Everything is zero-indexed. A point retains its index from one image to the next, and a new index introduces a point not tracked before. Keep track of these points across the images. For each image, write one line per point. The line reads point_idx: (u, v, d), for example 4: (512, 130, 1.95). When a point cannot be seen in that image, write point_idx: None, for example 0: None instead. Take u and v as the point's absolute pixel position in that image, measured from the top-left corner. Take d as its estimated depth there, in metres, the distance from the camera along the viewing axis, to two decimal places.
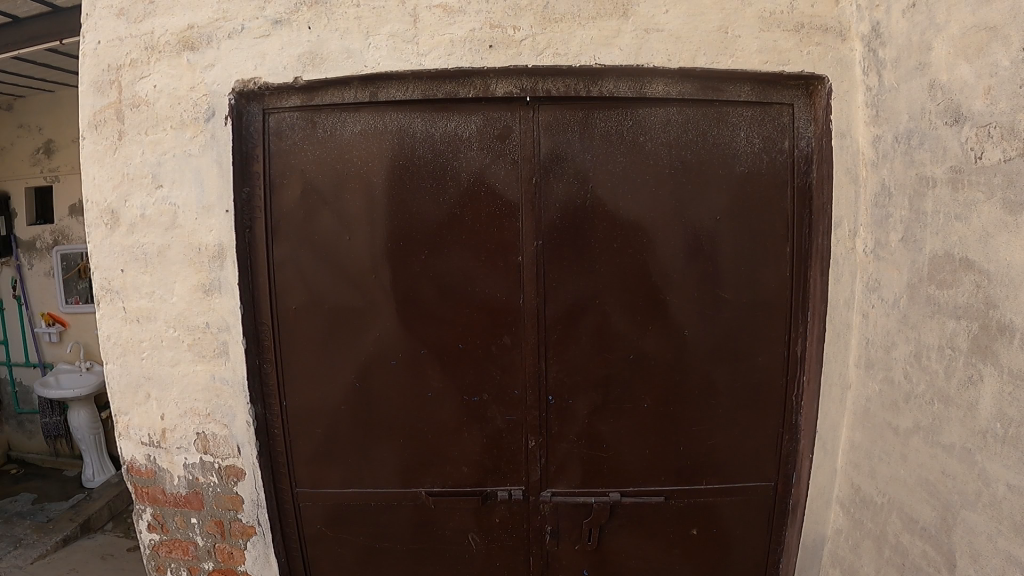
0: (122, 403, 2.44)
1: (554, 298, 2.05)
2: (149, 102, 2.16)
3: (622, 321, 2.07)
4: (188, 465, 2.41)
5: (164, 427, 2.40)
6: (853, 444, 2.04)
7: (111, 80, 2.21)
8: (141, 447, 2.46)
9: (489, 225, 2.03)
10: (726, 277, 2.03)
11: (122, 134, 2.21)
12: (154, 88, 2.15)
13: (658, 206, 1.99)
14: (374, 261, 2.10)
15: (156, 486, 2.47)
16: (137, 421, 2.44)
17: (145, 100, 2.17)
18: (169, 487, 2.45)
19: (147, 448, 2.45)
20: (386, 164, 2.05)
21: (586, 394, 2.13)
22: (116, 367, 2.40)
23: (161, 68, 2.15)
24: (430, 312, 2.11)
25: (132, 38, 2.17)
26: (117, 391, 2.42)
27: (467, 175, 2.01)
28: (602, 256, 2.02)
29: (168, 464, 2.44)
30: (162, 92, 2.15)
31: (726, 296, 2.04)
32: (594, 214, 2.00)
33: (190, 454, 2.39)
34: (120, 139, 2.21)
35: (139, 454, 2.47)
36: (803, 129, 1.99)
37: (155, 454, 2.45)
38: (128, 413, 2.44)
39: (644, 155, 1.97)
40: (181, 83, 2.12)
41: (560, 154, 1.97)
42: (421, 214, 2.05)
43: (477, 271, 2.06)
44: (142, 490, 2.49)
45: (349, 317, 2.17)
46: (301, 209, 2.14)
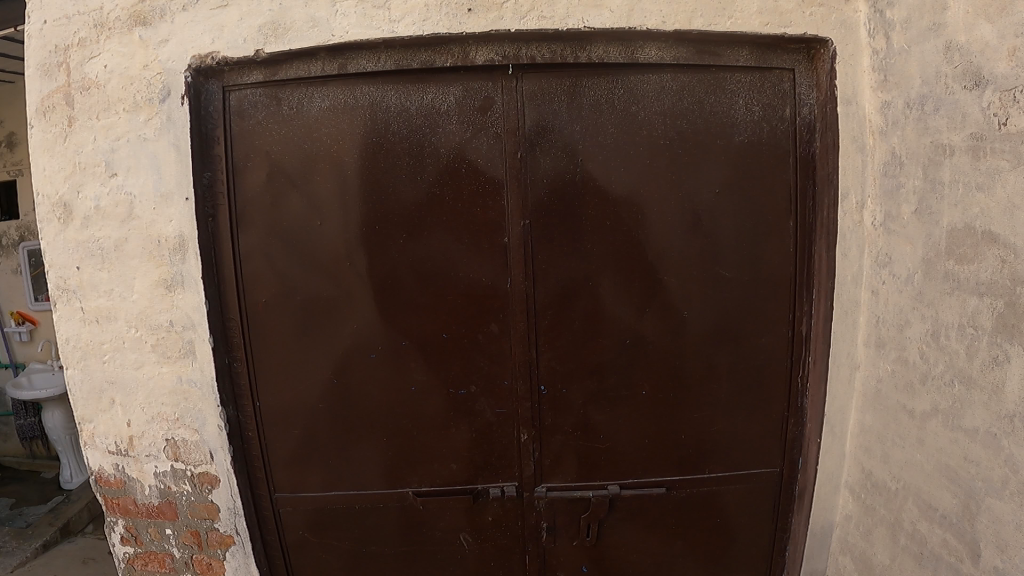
0: (85, 410, 2.27)
1: (544, 282, 1.88)
2: (100, 84, 1.98)
3: (618, 304, 1.89)
4: (159, 474, 2.25)
5: (131, 435, 2.24)
6: (862, 427, 1.93)
7: (59, 62, 2.01)
8: (108, 456, 2.29)
9: (471, 206, 1.86)
10: (727, 255, 1.88)
11: (72, 119, 2.02)
12: (105, 68, 1.97)
13: (653, 181, 1.82)
14: (349, 248, 1.94)
15: (126, 497, 2.31)
16: (102, 429, 2.27)
17: (96, 82, 1.98)
18: (140, 497, 2.29)
19: (114, 458, 2.28)
20: (358, 142, 1.88)
21: (581, 384, 1.96)
22: (77, 372, 2.22)
23: (111, 46, 1.95)
24: (410, 301, 1.94)
25: (77, 15, 1.98)
26: (79, 398, 2.24)
27: (446, 151, 1.84)
28: (593, 235, 1.85)
29: (138, 473, 2.27)
30: (113, 73, 1.96)
31: (728, 276, 1.88)
32: (585, 191, 1.83)
33: (160, 462, 2.23)
34: (70, 125, 2.02)
35: (106, 464, 2.30)
36: (804, 96, 1.85)
37: (124, 463, 2.28)
38: (92, 421, 2.27)
39: (638, 125, 1.80)
40: (133, 61, 1.94)
41: (546, 126, 1.81)
42: (398, 196, 1.89)
43: (460, 256, 1.89)
44: (113, 501, 2.33)
45: (323, 309, 2.00)
46: (268, 193, 1.97)
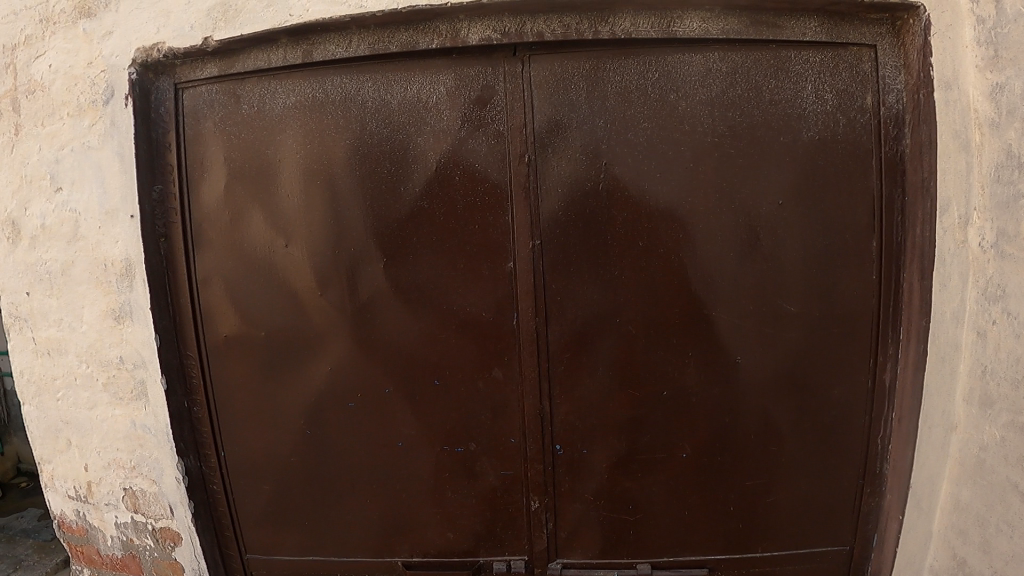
0: (43, 451, 1.98)
1: (562, 322, 1.45)
2: (45, 86, 1.68)
3: (652, 346, 1.46)
4: (119, 525, 1.94)
5: (88, 480, 1.94)
6: (957, 504, 1.48)
7: (5, 62, 1.71)
8: (68, 501, 2.00)
9: (468, 223, 1.43)
10: (792, 284, 1.47)
11: (18, 126, 1.72)
12: (50, 69, 1.67)
13: (700, 188, 1.39)
14: (317, 276, 1.55)
15: (89, 546, 2.02)
16: (61, 472, 1.98)
17: (41, 85, 1.68)
18: (103, 548, 2.00)
19: (74, 503, 1.99)
20: (329, 147, 1.49)
21: (605, 445, 1.54)
22: (32, 410, 1.94)
23: (56, 43, 1.65)
24: (392, 343, 1.53)
25: (23, 8, 1.68)
26: (37, 437, 1.96)
27: (435, 155, 1.42)
28: (622, 262, 1.41)
29: (99, 522, 1.98)
30: (59, 73, 1.66)
31: (793, 310, 1.48)
32: (612, 203, 1.39)
33: (120, 512, 1.93)
34: (16, 133, 1.73)
35: (67, 509, 2.01)
36: (889, 79, 1.44)
37: (84, 510, 1.99)
38: (51, 462, 1.98)
39: (678, 119, 1.36)
40: (77, 58, 1.63)
41: (561, 120, 1.36)
42: (376, 214, 1.48)
43: (453, 285, 1.46)
44: (77, 549, 2.05)
45: (290, 349, 1.63)
46: (227, 209, 1.61)
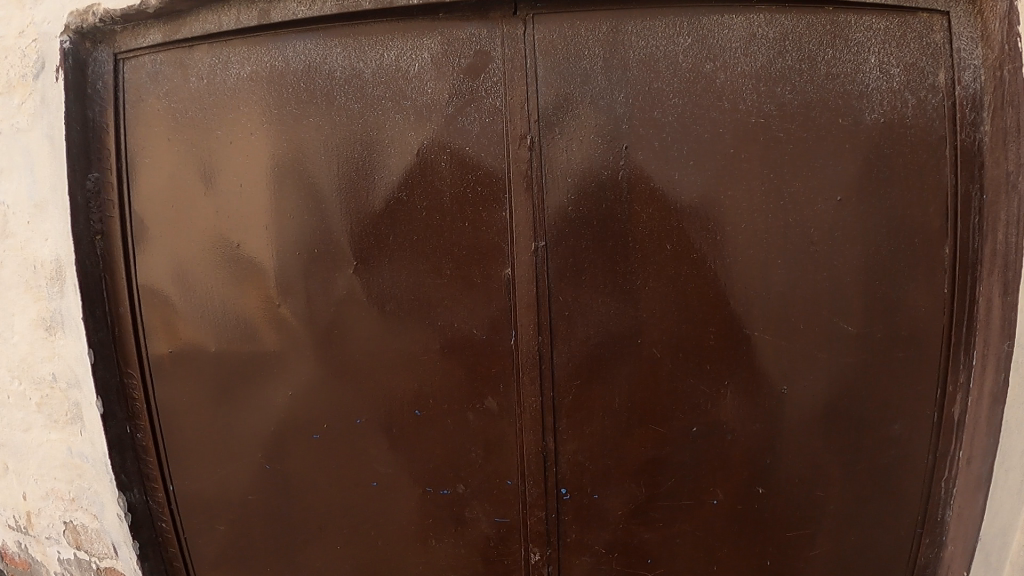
0: None
1: (573, 344, 1.15)
2: None
3: (681, 373, 1.19)
4: (64, 561, 1.68)
5: (28, 510, 1.68)
6: None
7: None
8: (9, 531, 1.74)
9: (458, 220, 1.13)
10: (850, 297, 1.22)
11: None
12: None
13: (743, 179, 1.11)
14: (274, 284, 1.25)
15: None
16: None
17: None
18: None
19: (15, 534, 1.73)
20: (287, 126, 1.20)
21: (620, 489, 1.28)
22: None
23: None
24: (367, 365, 1.23)
25: None
26: None
27: (417, 136, 1.12)
28: (647, 271, 1.13)
29: (42, 556, 1.71)
30: None
31: (850, 329, 1.24)
32: (634, 197, 1.10)
33: (63, 547, 1.66)
34: None
35: (9, 539, 1.75)
36: (963, 54, 1.18)
37: (26, 542, 1.72)
38: None
39: (717, 95, 1.09)
40: (7, 26, 1.37)
41: (573, 95, 1.08)
42: (345, 209, 1.18)
43: (438, 296, 1.16)
44: None
45: (241, 373, 1.34)
46: (171, 201, 1.32)
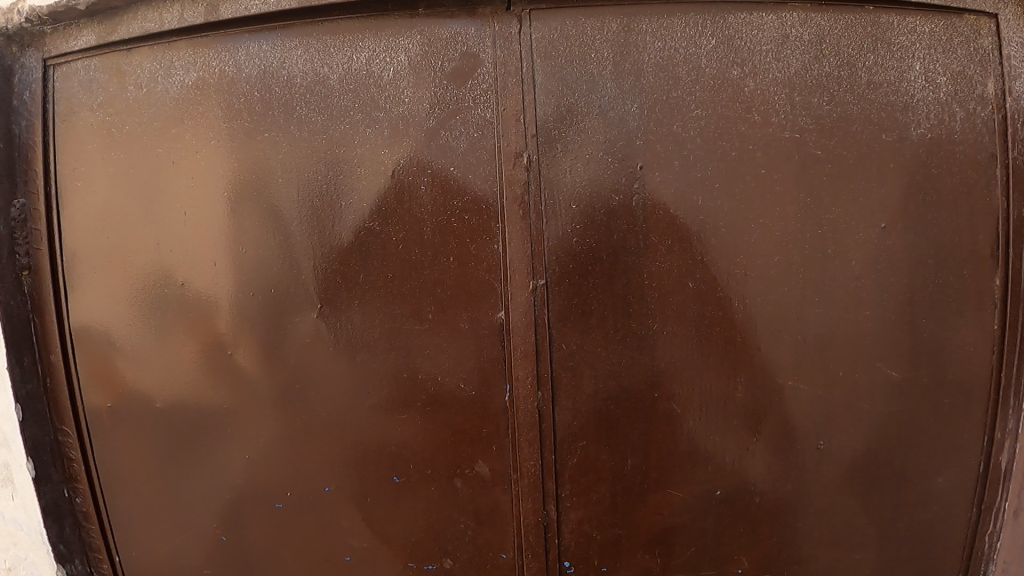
0: None
1: (578, 398, 0.97)
2: None
3: (704, 432, 1.01)
4: None
5: None
6: None
7: None
8: None
9: (441, 254, 0.95)
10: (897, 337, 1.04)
11: None
12: None
13: (774, 203, 0.94)
14: (225, 329, 1.05)
15: None
16: None
17: None
18: None
19: None
20: (237, 142, 1.01)
21: (633, 565, 1.08)
22: None
23: None
24: (334, 424, 1.03)
25: None
26: None
27: (393, 154, 0.95)
28: (665, 314, 0.95)
29: None
30: None
31: (893, 376, 1.06)
32: (649, 226, 0.93)
33: None
34: None
35: None
36: (1015, 61, 1.00)
37: None
38: None
39: (745, 106, 0.92)
40: None
41: (576, 105, 0.91)
42: (306, 240, 0.99)
43: (417, 342, 0.98)
44: None
45: (189, 434, 1.12)
46: (104, 231, 1.12)
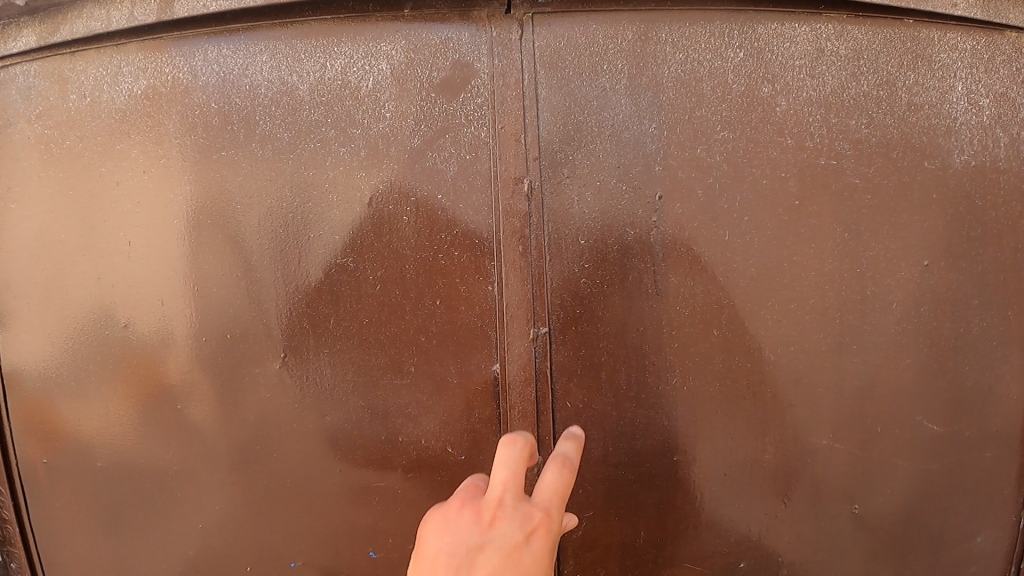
0: None
1: (584, 463, 0.84)
2: None
3: (729, 505, 0.86)
4: None
5: None
6: None
7: None
8: None
9: (425, 296, 0.82)
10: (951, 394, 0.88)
11: None
12: None
13: (810, 240, 0.82)
14: (176, 378, 0.90)
15: None
16: None
17: None
18: None
19: None
20: (191, 162, 0.87)
21: None
22: None
23: None
24: (301, 490, 0.88)
25: None
26: None
27: (372, 177, 0.81)
28: (687, 366, 0.82)
29: None
30: None
31: (948, 439, 0.89)
32: (668, 265, 0.80)
33: None
34: None
35: None
36: None
37: None
38: None
39: (777, 127, 0.81)
40: None
41: (586, 125, 0.79)
42: (268, 276, 0.85)
43: (397, 397, 0.84)
44: None
45: (136, 501, 0.96)
46: (33, 263, 0.94)
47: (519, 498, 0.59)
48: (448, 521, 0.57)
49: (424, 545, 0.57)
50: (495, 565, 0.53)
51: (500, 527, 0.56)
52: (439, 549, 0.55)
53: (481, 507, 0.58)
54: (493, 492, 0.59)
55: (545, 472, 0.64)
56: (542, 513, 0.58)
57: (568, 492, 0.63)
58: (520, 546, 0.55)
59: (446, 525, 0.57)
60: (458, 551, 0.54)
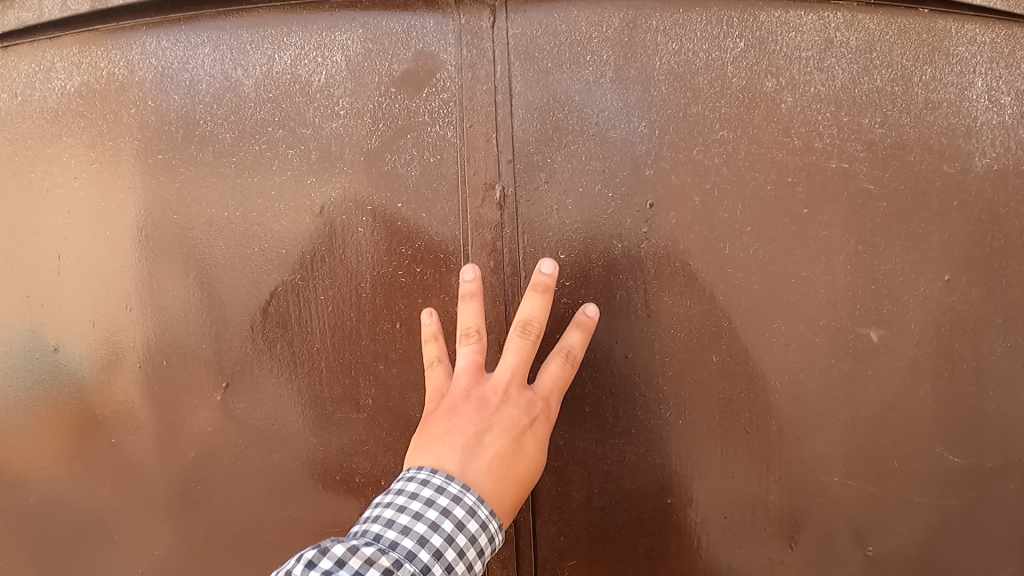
0: None
1: (566, 507, 0.75)
2: None
3: (731, 555, 0.75)
4: None
5: None
6: None
7: None
8: None
9: (384, 317, 0.72)
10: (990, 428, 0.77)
11: None
12: None
13: (822, 253, 0.72)
14: (107, 409, 0.79)
15: None
16: None
17: None
18: None
19: None
20: (125, 166, 0.77)
21: None
22: None
23: None
24: (246, 537, 0.78)
25: None
26: None
27: (327, 183, 0.72)
28: (681, 396, 0.73)
29: None
30: None
31: (988, 482, 0.77)
32: (660, 282, 0.71)
33: None
34: None
35: None
36: None
37: None
38: None
39: (781, 125, 0.72)
40: None
41: (566, 123, 0.70)
42: (211, 294, 0.75)
43: (355, 432, 0.74)
44: None
45: (63, 551, 0.83)
46: None
47: (521, 389, 0.66)
48: (460, 395, 0.65)
49: (436, 416, 0.64)
50: (502, 442, 0.62)
51: (504, 411, 0.64)
52: (450, 426, 0.62)
53: (488, 389, 0.65)
54: (501, 375, 0.66)
55: (547, 364, 0.68)
56: (541, 403, 0.66)
57: (568, 380, 0.68)
58: (523, 429, 0.64)
59: (457, 400, 0.65)
60: (468, 433, 0.62)
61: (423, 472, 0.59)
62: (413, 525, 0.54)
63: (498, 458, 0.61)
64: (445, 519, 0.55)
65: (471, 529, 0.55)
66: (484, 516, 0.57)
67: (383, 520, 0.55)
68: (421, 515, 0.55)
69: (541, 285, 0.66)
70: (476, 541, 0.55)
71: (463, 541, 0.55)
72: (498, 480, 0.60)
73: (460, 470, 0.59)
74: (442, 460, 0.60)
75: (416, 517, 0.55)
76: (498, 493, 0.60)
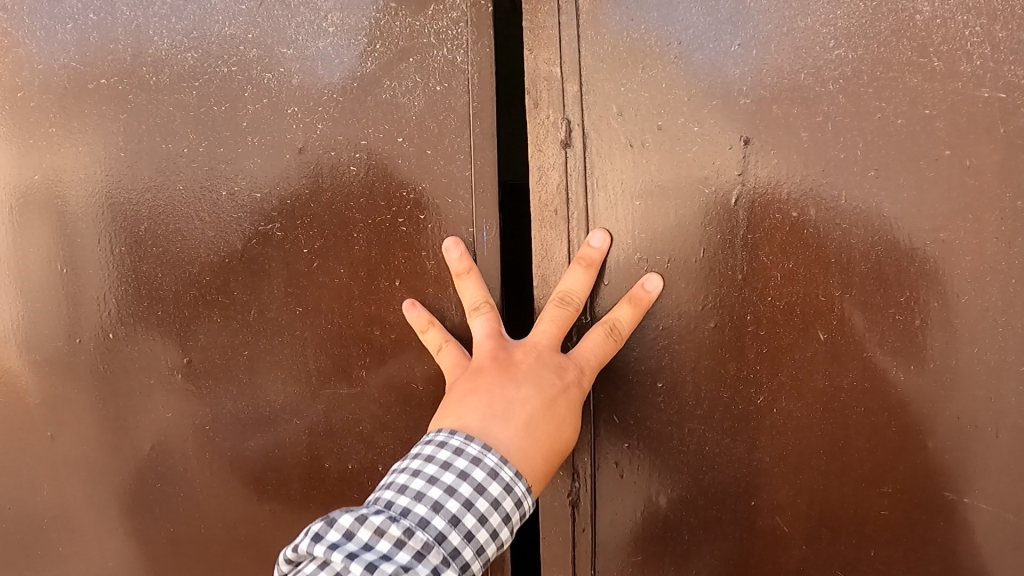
0: None
1: (613, 524, 0.60)
2: None
3: None
4: None
5: None
6: None
7: None
8: None
9: (384, 283, 0.57)
10: None
11: None
12: None
13: (966, 209, 0.53)
14: (42, 395, 0.64)
15: None
16: None
17: None
18: None
19: None
20: (60, 95, 0.62)
21: None
22: None
23: None
24: (218, 549, 0.64)
25: None
26: None
27: (314, 113, 0.57)
28: (772, 390, 0.57)
29: None
30: None
31: None
32: (757, 239, 0.55)
33: None
34: None
35: None
36: None
37: None
38: None
39: (914, 41, 0.53)
40: None
41: (646, 48, 0.56)
42: (169, 254, 0.61)
43: (350, 427, 0.59)
44: None
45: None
46: None
47: (557, 351, 0.52)
48: (482, 361, 0.50)
49: (454, 384, 0.51)
50: (536, 401, 0.48)
51: (539, 368, 0.50)
52: (473, 387, 0.49)
53: (517, 352, 0.51)
54: (532, 342, 0.52)
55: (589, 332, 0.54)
56: (582, 364, 0.52)
57: (616, 347, 0.53)
58: (563, 390, 0.50)
59: (478, 366, 0.50)
60: (495, 392, 0.48)
61: (443, 433, 0.46)
62: (427, 490, 0.42)
63: (530, 417, 0.48)
64: (464, 483, 0.43)
65: (497, 493, 0.43)
66: (510, 477, 0.44)
67: (395, 487, 0.43)
68: (436, 479, 0.43)
69: (587, 259, 0.55)
70: (501, 506, 0.43)
71: (486, 506, 0.43)
72: (530, 441, 0.47)
73: (480, 430, 0.46)
74: (464, 420, 0.47)
75: (430, 482, 0.43)
76: (529, 457, 0.47)
